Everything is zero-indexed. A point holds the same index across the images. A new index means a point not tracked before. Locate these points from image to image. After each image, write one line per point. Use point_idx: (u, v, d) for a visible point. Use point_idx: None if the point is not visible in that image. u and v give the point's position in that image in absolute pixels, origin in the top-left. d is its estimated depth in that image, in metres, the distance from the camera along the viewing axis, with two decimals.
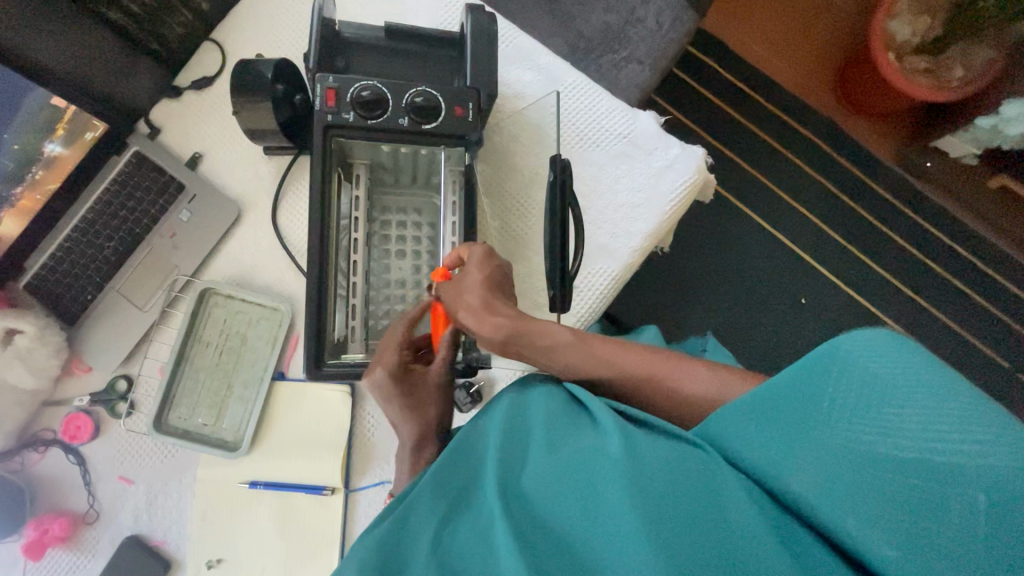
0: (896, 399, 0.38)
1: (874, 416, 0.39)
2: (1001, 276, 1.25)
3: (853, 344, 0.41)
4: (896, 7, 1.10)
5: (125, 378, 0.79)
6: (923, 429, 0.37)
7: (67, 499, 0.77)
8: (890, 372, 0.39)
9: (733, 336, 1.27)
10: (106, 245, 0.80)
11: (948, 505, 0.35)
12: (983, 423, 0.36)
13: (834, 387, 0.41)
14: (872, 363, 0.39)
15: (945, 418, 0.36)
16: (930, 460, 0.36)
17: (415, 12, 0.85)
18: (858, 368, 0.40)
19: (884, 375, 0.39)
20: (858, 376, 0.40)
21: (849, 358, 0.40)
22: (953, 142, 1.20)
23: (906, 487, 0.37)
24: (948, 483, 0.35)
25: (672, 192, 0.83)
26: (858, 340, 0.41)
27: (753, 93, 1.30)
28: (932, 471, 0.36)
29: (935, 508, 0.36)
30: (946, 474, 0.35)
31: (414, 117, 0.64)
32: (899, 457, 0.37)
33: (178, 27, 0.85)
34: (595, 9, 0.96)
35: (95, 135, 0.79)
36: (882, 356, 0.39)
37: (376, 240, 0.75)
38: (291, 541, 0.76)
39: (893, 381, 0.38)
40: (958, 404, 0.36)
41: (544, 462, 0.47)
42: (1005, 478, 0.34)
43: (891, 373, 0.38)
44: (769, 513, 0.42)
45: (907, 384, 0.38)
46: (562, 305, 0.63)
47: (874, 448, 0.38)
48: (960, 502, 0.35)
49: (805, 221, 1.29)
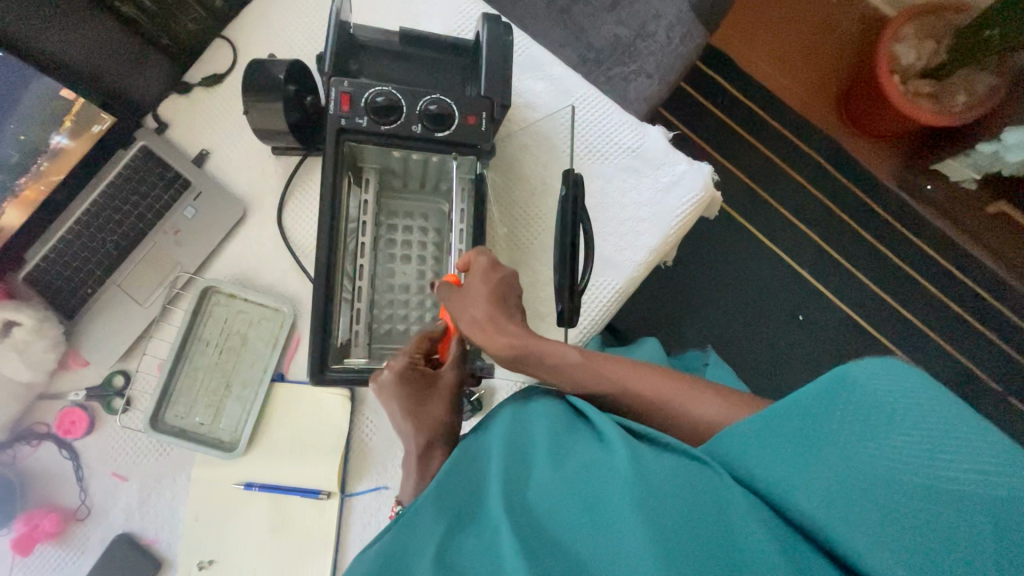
0: (902, 424, 0.38)
1: (881, 439, 0.39)
2: (997, 300, 1.26)
3: (862, 372, 0.42)
4: (902, 31, 1.11)
5: (123, 373, 0.78)
6: (928, 454, 0.37)
7: (58, 494, 0.76)
8: (895, 398, 0.39)
9: (730, 350, 1.28)
10: (108, 239, 0.79)
11: (953, 527, 0.35)
12: (986, 454, 0.36)
13: (842, 410, 0.41)
14: (881, 390, 0.40)
15: (951, 445, 0.37)
16: (935, 485, 0.36)
17: (428, 17, 0.86)
18: (865, 396, 0.40)
19: (890, 401, 0.39)
20: (866, 403, 0.40)
21: (859, 386, 0.41)
22: (953, 167, 1.22)
23: (912, 508, 0.37)
24: (952, 505, 0.36)
25: (678, 209, 0.84)
26: (866, 368, 0.42)
27: (758, 110, 1.31)
28: (937, 494, 0.36)
29: (941, 529, 0.36)
30: (952, 498, 0.36)
31: (427, 125, 0.64)
32: (904, 479, 0.37)
33: (190, 23, 0.85)
34: (606, 22, 0.97)
35: (102, 129, 0.78)
36: (887, 381, 0.40)
37: (383, 244, 0.75)
38: (285, 545, 0.75)
39: (899, 407, 0.39)
40: (966, 435, 0.37)
41: (550, 473, 0.48)
42: (1009, 505, 0.35)
43: (900, 401, 0.39)
44: (776, 529, 0.42)
45: (910, 410, 0.38)
46: (571, 319, 0.63)
47: (879, 469, 0.39)
48: (964, 524, 0.35)
49: (804, 238, 1.30)
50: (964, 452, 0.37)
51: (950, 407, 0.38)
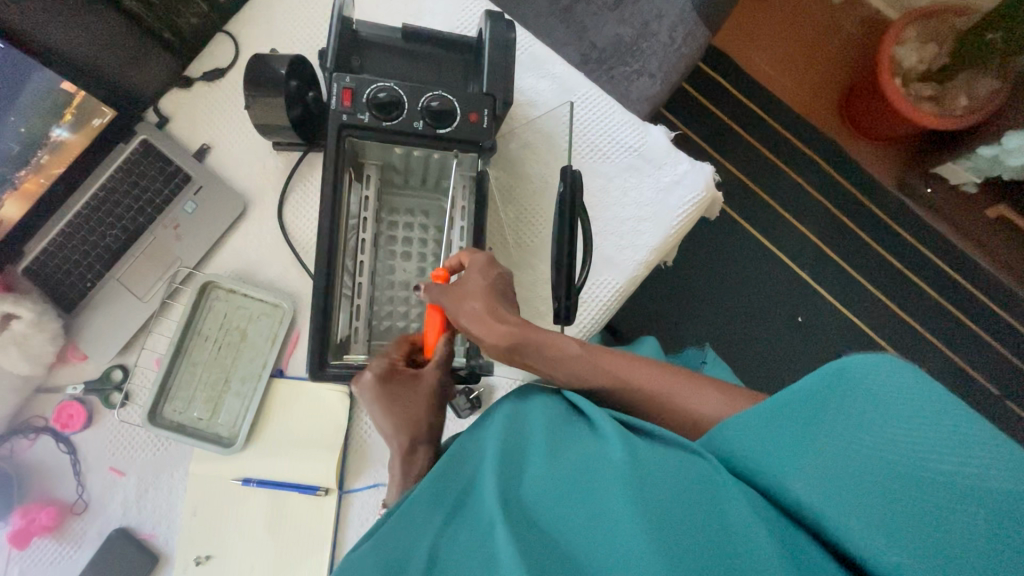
0: (893, 418, 0.39)
1: (873, 429, 0.39)
2: (995, 304, 1.27)
3: (850, 363, 0.42)
4: (904, 34, 1.11)
5: (121, 368, 0.78)
6: (918, 443, 0.38)
7: (55, 488, 0.76)
8: (885, 387, 0.40)
9: (728, 351, 1.28)
10: (108, 233, 0.79)
11: (944, 518, 0.35)
12: (975, 440, 0.36)
13: (833, 404, 0.42)
14: (868, 381, 0.40)
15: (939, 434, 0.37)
16: (928, 477, 0.36)
17: (431, 15, 0.86)
18: (854, 388, 0.41)
19: (880, 392, 0.39)
20: (856, 395, 0.41)
21: (848, 378, 0.42)
22: (953, 170, 1.22)
23: (903, 499, 0.37)
24: (942, 496, 0.36)
25: (679, 209, 0.84)
26: (856, 361, 0.42)
27: (759, 111, 1.31)
28: (928, 483, 0.36)
29: (932, 520, 0.36)
30: (944, 487, 0.36)
31: (429, 121, 0.64)
32: (898, 473, 0.37)
33: (192, 17, 0.83)
34: (609, 21, 0.97)
35: (103, 122, 0.78)
36: (881, 375, 0.40)
37: (383, 240, 0.74)
38: (282, 541, 0.75)
39: (888, 398, 0.39)
40: (952, 422, 0.37)
41: (545, 466, 0.48)
42: (999, 492, 0.35)
43: (889, 390, 0.39)
44: (773, 522, 0.42)
45: (904, 404, 0.38)
46: (567, 317, 0.63)
47: (872, 460, 0.39)
48: (956, 515, 0.35)
49: (804, 240, 1.30)
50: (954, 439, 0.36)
51: (943, 405, 0.38)
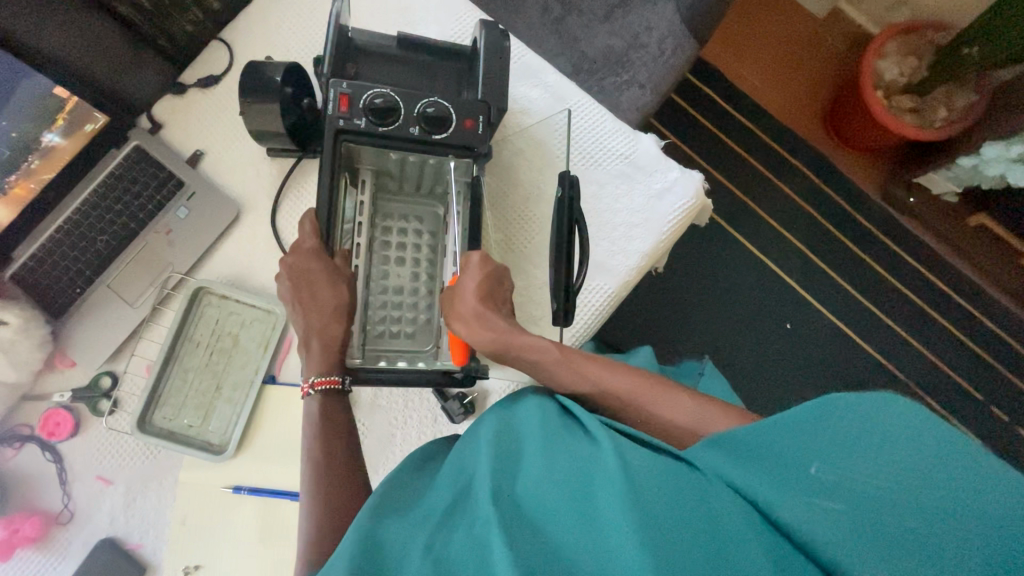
0: (891, 445, 0.40)
1: (868, 456, 0.40)
2: (978, 311, 1.29)
3: (858, 399, 0.42)
4: (885, 48, 1.14)
5: (110, 374, 0.77)
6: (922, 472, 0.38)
7: (39, 497, 0.74)
8: (891, 424, 0.40)
9: (717, 358, 1.29)
10: (98, 239, 0.78)
11: (939, 545, 0.37)
12: (979, 474, 0.37)
13: (836, 430, 0.42)
14: (875, 413, 0.41)
15: (941, 463, 0.38)
16: (927, 505, 0.38)
17: (426, 24, 0.87)
18: (861, 417, 0.42)
19: (887, 425, 0.40)
20: (860, 423, 0.41)
21: (854, 409, 0.42)
22: (935, 179, 1.23)
23: (903, 526, 0.38)
24: (938, 523, 0.37)
25: (671, 216, 0.85)
26: (868, 398, 0.42)
27: (746, 122, 1.34)
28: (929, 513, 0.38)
29: (928, 545, 0.37)
30: (944, 512, 0.37)
31: (425, 127, 0.64)
32: (899, 499, 0.39)
33: (187, 24, 0.85)
34: (600, 33, 0.98)
35: (95, 128, 0.79)
36: (881, 408, 0.41)
37: (377, 245, 0.75)
38: (273, 550, 0.74)
39: (900, 431, 0.40)
40: (959, 455, 0.38)
41: (541, 475, 0.48)
42: (1004, 524, 0.35)
43: (894, 422, 0.40)
44: (761, 530, 0.43)
45: (900, 437, 0.39)
46: (565, 319, 0.64)
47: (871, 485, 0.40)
48: (950, 541, 0.37)
49: (792, 248, 1.32)
50: (962, 474, 0.37)
51: (945, 440, 0.38)
